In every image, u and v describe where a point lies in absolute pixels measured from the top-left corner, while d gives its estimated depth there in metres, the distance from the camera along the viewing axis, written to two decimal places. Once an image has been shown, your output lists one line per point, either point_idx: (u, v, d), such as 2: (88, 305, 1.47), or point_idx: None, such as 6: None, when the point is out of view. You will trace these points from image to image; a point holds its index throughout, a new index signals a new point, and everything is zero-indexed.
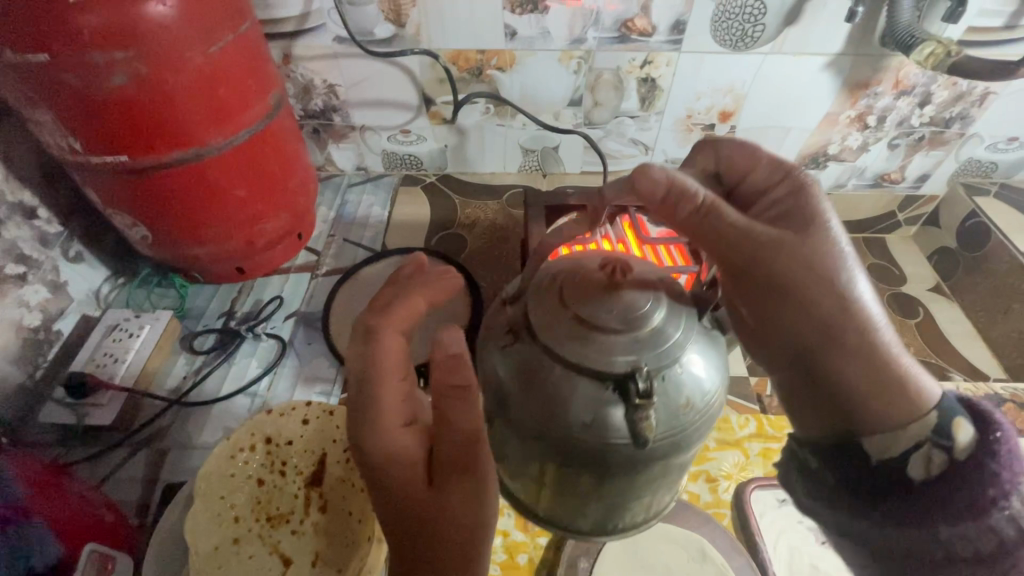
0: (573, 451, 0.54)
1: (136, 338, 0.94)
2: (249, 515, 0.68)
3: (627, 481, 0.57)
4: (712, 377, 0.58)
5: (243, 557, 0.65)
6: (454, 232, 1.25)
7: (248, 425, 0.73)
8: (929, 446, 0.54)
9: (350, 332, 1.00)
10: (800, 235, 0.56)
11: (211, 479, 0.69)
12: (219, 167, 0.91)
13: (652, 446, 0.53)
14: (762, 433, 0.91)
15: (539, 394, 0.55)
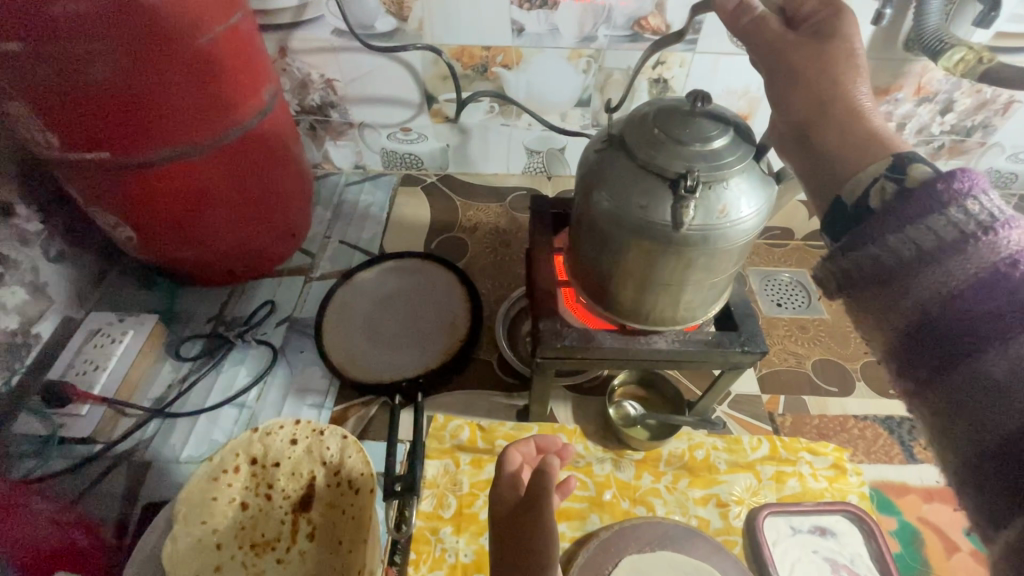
0: (624, 229, 0.59)
1: (118, 345, 0.90)
2: (232, 542, 0.64)
3: (666, 274, 0.62)
4: (759, 206, 0.59)
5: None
6: (454, 236, 1.19)
7: (234, 444, 0.67)
8: (882, 178, 0.40)
9: (344, 340, 0.96)
10: (829, 37, 0.52)
11: (192, 503, 0.64)
12: (209, 165, 0.86)
13: (687, 234, 0.57)
14: (776, 456, 0.86)
15: (605, 181, 0.60)
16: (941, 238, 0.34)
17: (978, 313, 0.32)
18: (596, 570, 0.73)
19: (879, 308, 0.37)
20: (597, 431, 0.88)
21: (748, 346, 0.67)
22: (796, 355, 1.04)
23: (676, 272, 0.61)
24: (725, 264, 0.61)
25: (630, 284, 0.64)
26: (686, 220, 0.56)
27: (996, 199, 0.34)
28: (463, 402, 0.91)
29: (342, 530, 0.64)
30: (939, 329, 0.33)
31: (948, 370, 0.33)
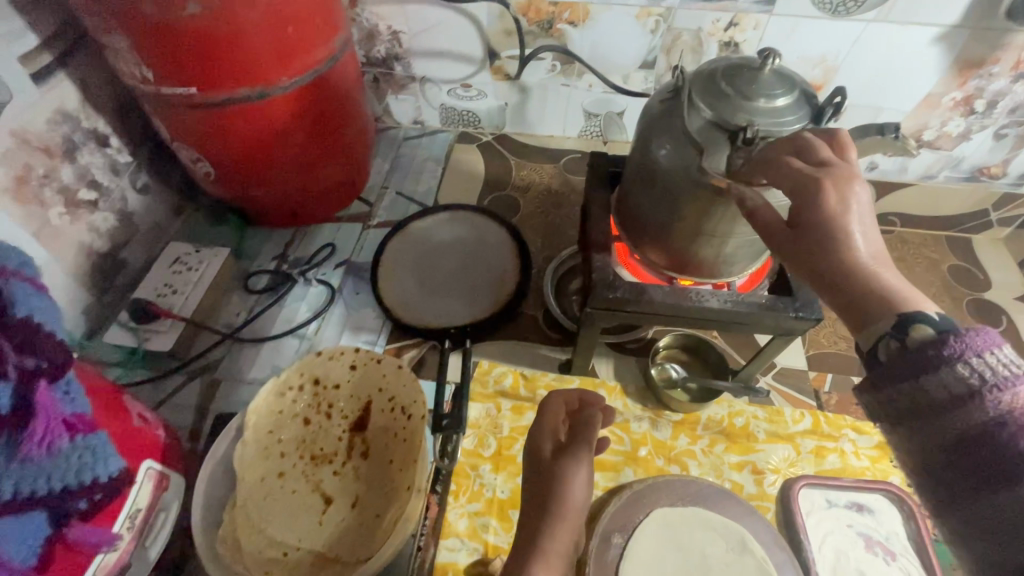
0: (677, 177, 0.59)
1: (196, 273, 0.98)
2: (294, 452, 0.70)
3: (713, 226, 0.62)
4: None
5: (286, 491, 0.68)
6: (508, 194, 1.21)
7: (298, 364, 0.73)
8: (893, 334, 0.38)
9: (397, 286, 1.00)
10: (805, 196, 0.45)
11: (260, 414, 0.70)
12: (281, 107, 0.90)
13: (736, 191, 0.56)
14: (818, 431, 0.86)
15: (667, 131, 0.61)
16: (951, 394, 0.35)
17: (997, 460, 0.32)
18: (628, 519, 0.76)
19: (899, 432, 0.38)
20: (636, 389, 0.90)
21: (803, 311, 0.66)
22: (847, 339, 1.01)
23: (725, 223, 0.62)
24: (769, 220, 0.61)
25: (677, 230, 0.65)
26: (739, 172, 0.55)
27: (1000, 355, 0.34)
28: (506, 351, 0.94)
29: (393, 450, 0.69)
30: (960, 463, 0.34)
31: (967, 499, 0.34)
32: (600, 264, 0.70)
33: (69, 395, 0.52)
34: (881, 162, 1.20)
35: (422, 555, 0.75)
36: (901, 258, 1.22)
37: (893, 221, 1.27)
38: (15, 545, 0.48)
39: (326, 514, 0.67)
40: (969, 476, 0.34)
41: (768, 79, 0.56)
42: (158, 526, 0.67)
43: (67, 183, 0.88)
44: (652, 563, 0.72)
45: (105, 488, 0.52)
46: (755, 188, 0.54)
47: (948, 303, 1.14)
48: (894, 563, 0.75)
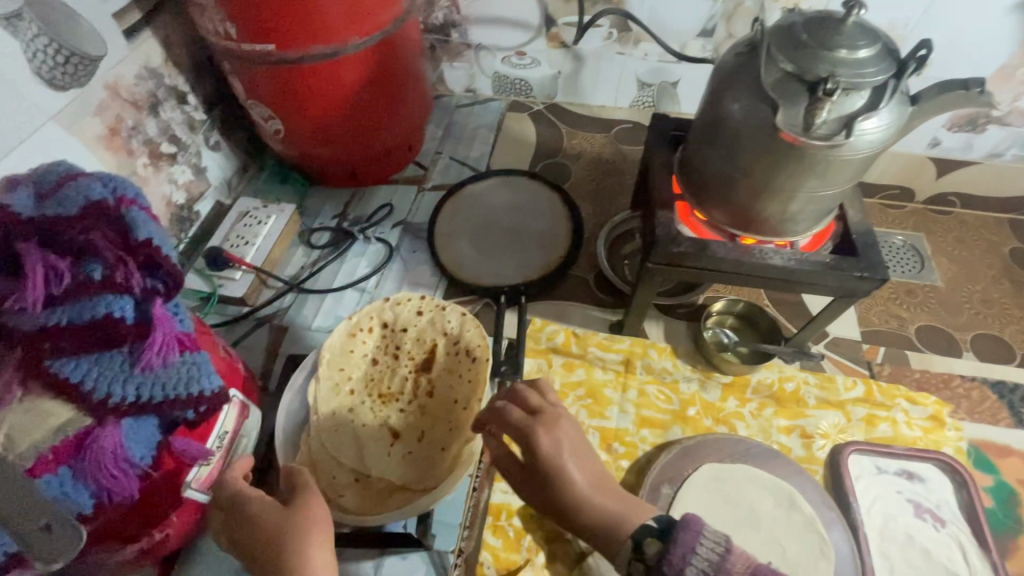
0: (750, 131, 0.60)
1: (263, 226, 1.02)
2: (363, 389, 0.74)
3: (783, 181, 0.62)
4: (891, 121, 0.57)
5: (357, 424, 0.72)
6: (559, 161, 1.23)
7: (369, 309, 0.79)
8: (633, 555, 0.52)
9: (453, 246, 1.03)
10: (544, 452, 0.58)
11: (334, 351, 0.76)
12: (351, 66, 0.93)
13: (815, 143, 0.56)
14: (870, 399, 0.86)
15: (743, 83, 0.61)
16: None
17: None
18: (677, 472, 0.78)
19: None
20: (686, 351, 0.91)
21: (868, 272, 0.67)
22: (898, 317, 1.01)
23: (795, 179, 0.61)
24: (839, 176, 0.61)
25: (744, 185, 0.66)
26: (817, 123, 0.55)
27: (702, 542, 0.48)
28: (558, 311, 0.97)
29: (457, 389, 0.73)
30: None
31: None
32: (664, 221, 0.72)
33: (175, 314, 0.56)
34: (945, 137, 1.15)
35: (477, 495, 0.77)
36: (960, 239, 1.19)
37: (952, 201, 1.24)
38: (135, 445, 0.52)
39: (394, 447, 0.70)
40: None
41: (847, 33, 0.56)
42: (241, 447, 0.73)
43: (152, 137, 0.94)
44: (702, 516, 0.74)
45: (211, 399, 0.57)
46: (828, 142, 0.56)
47: (1008, 285, 1.11)
48: (944, 529, 0.75)
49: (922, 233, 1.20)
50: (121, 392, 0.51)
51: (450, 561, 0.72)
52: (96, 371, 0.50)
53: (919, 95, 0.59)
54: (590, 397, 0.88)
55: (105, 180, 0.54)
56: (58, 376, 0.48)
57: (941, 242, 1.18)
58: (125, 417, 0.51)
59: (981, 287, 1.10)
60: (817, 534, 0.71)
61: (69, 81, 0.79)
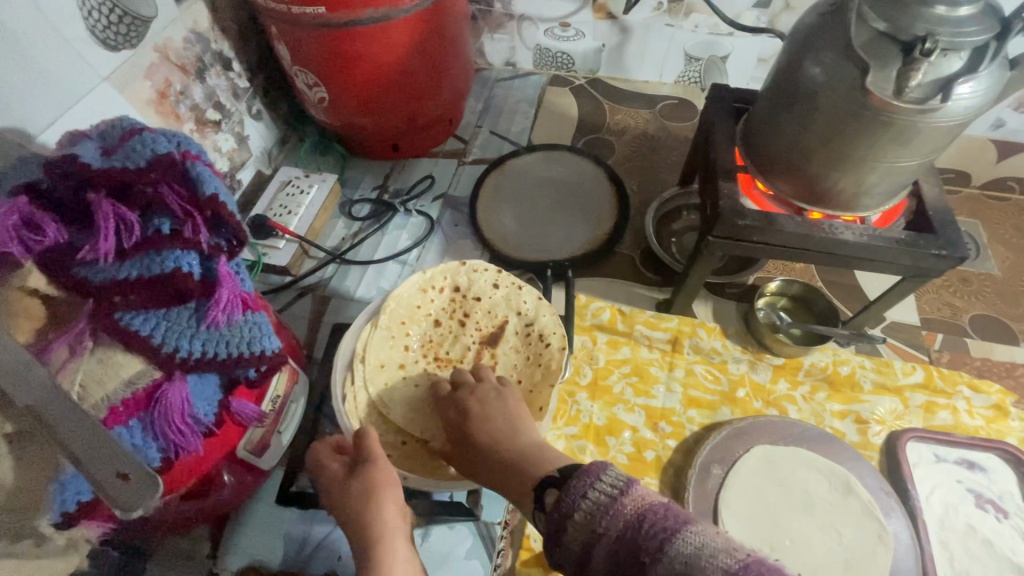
0: (834, 96, 0.57)
1: (306, 196, 1.01)
2: (419, 350, 0.74)
3: (864, 151, 0.60)
4: (989, 86, 0.54)
5: (407, 383, 0.72)
6: (602, 137, 1.20)
7: (445, 269, 0.77)
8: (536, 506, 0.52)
9: (495, 220, 1.01)
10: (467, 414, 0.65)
11: (400, 304, 0.74)
12: (399, 31, 0.91)
13: (904, 106, 0.54)
14: (930, 385, 0.83)
15: (827, 46, 0.58)
16: (584, 542, 0.43)
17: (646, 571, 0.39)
18: (728, 452, 0.76)
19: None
20: (737, 332, 0.89)
21: (946, 250, 0.63)
22: (953, 307, 0.97)
23: (877, 148, 0.59)
24: (925, 144, 0.58)
25: (818, 156, 0.63)
26: (911, 86, 0.52)
27: (609, 478, 0.45)
28: (604, 288, 0.95)
29: (522, 374, 0.73)
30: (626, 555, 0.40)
31: None
32: (727, 193, 0.69)
33: (238, 273, 0.56)
34: (1010, 119, 1.09)
35: None
36: (1019, 227, 1.14)
37: (1012, 187, 1.18)
38: (200, 402, 0.53)
39: None
40: (610, 567, 0.41)
41: None
42: (290, 415, 0.72)
43: (198, 103, 0.93)
44: (753, 498, 0.72)
45: (271, 359, 0.57)
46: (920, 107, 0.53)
47: None
48: (1006, 520, 0.73)
49: (979, 220, 1.15)
50: (188, 348, 0.51)
51: (497, 533, 0.71)
52: (164, 326, 0.50)
53: (1019, 59, 0.55)
54: (636, 374, 0.86)
55: (168, 134, 0.53)
56: (127, 329, 0.48)
57: (1000, 230, 1.13)
58: (191, 372, 0.52)
59: None
60: (876, 521, 0.69)
61: (122, 42, 0.78)
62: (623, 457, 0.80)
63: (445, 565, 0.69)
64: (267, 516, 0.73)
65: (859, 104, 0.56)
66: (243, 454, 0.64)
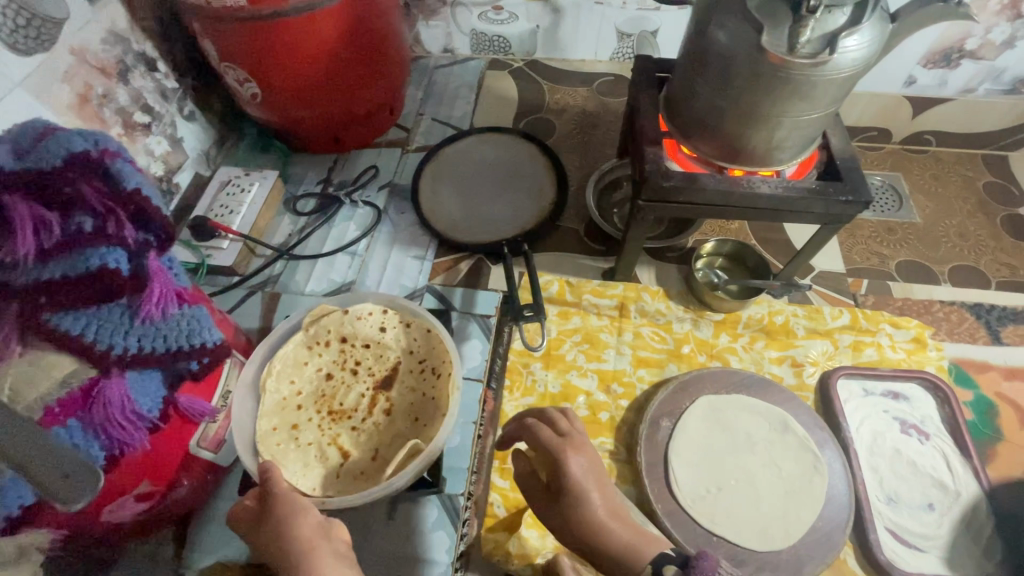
0: (738, 58, 0.61)
1: (247, 194, 1.00)
2: (312, 406, 0.71)
3: (769, 107, 0.64)
4: (872, 38, 0.59)
5: (301, 442, 0.69)
6: (542, 116, 1.23)
7: (327, 321, 0.75)
8: None
9: (440, 205, 1.03)
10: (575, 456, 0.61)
11: (285, 361, 0.73)
12: (326, 21, 0.91)
13: (798, 62, 0.57)
14: (856, 326, 0.89)
15: (727, 11, 0.61)
16: None
17: None
18: (675, 405, 0.80)
19: None
20: (678, 293, 0.93)
21: (853, 196, 0.68)
22: (880, 255, 1.04)
23: (780, 103, 0.63)
24: (822, 98, 0.62)
25: (730, 114, 0.67)
26: (801, 44, 0.56)
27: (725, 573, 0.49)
28: (551, 263, 0.98)
29: (421, 408, 0.70)
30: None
31: None
32: (653, 158, 0.72)
33: (172, 270, 0.57)
34: (920, 75, 1.16)
35: (483, 441, 0.80)
36: (937, 176, 1.22)
37: (928, 139, 1.26)
38: (143, 397, 0.54)
39: (345, 466, 0.67)
40: None
41: None
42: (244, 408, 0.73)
43: (124, 105, 0.90)
44: (701, 448, 0.76)
45: (213, 351, 0.59)
46: (812, 61, 0.57)
47: (983, 218, 1.14)
48: (928, 442, 0.79)
49: (900, 172, 1.23)
50: (124, 344, 0.52)
51: (461, 503, 0.74)
52: (97, 323, 0.50)
53: (899, 13, 0.60)
54: (587, 342, 0.89)
55: (85, 133, 0.52)
56: (58, 330, 0.48)
57: (919, 180, 1.21)
58: (130, 368, 0.52)
59: (958, 221, 1.14)
60: (812, 454, 0.75)
61: (33, 46, 0.76)
62: (579, 421, 0.83)
63: (411, 539, 0.71)
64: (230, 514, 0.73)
65: (759, 63, 0.60)
66: (197, 449, 0.64)
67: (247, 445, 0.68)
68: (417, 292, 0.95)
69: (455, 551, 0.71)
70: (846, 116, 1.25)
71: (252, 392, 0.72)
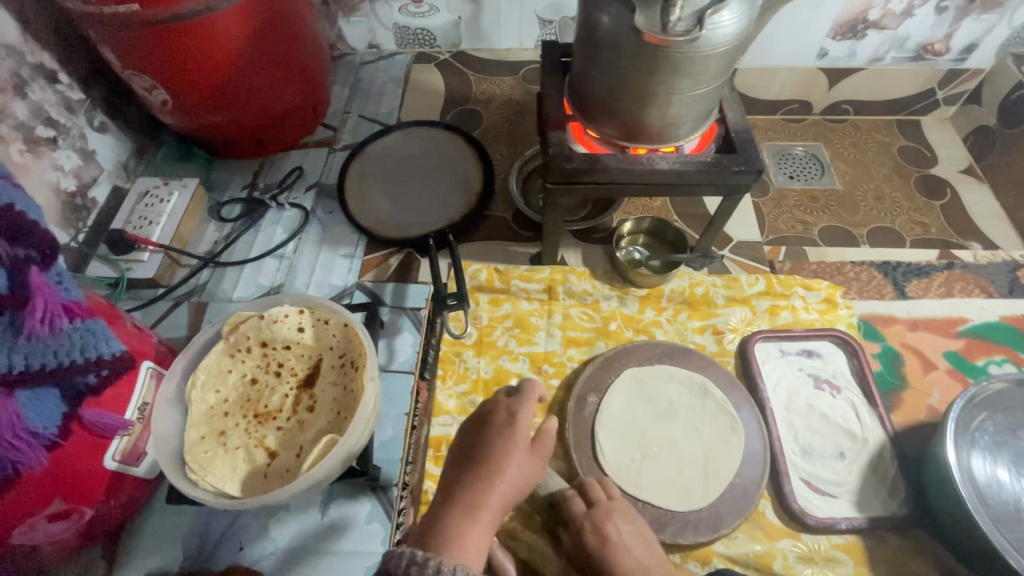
0: (620, 41, 0.63)
1: (167, 204, 0.98)
2: (238, 411, 0.71)
3: (656, 85, 0.66)
4: (741, 13, 0.61)
5: (229, 448, 0.68)
6: (470, 108, 1.24)
7: (244, 328, 0.74)
8: None
9: (368, 202, 1.03)
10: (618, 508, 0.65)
11: (209, 372, 0.72)
12: (229, 22, 0.89)
13: (674, 40, 0.59)
14: (771, 291, 0.93)
15: None
16: None
17: None
18: (601, 380, 0.83)
19: None
20: (604, 272, 0.96)
21: (745, 167, 0.71)
22: (804, 223, 1.09)
23: (665, 81, 0.65)
24: (705, 74, 0.65)
25: (624, 94, 0.69)
26: (672, 22, 0.58)
27: None
28: (481, 251, 0.99)
29: (343, 402, 0.71)
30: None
31: None
32: (556, 142, 0.74)
33: (60, 284, 0.55)
34: (830, 47, 1.19)
35: (417, 433, 0.81)
36: (855, 143, 1.27)
37: (846, 109, 1.31)
38: (37, 416, 0.53)
39: (272, 466, 0.68)
40: None
41: None
42: None
43: (23, 121, 0.86)
44: (626, 419, 0.79)
45: (112, 363, 0.57)
46: (686, 38, 0.59)
47: (897, 181, 1.20)
48: (839, 395, 0.83)
49: (821, 142, 1.28)
50: (9, 363, 0.51)
51: (395, 494, 0.75)
52: None
53: None
54: (518, 326, 0.91)
55: None
56: None
57: (838, 148, 1.27)
58: (17, 388, 0.52)
59: (874, 185, 1.19)
60: (729, 416, 0.78)
61: None
62: None
63: (347, 534, 0.72)
64: (161, 525, 0.73)
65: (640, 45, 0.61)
66: (113, 465, 0.63)
67: (170, 458, 0.67)
68: (347, 291, 0.95)
69: (390, 541, 0.72)
70: (766, 91, 1.28)
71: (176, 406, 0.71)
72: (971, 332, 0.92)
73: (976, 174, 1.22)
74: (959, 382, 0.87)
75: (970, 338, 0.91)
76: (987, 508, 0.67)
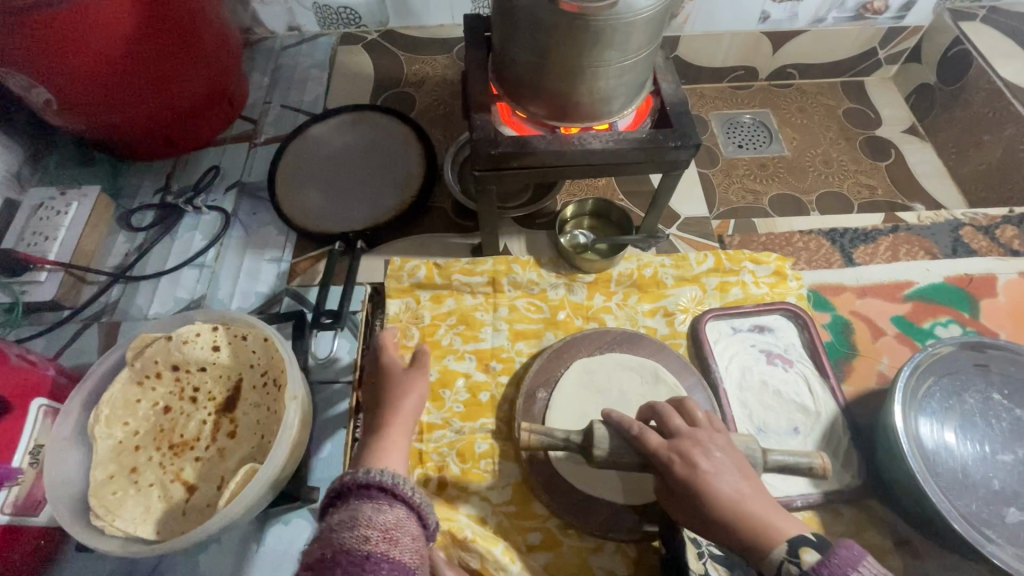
0: (540, 10, 0.57)
1: (64, 216, 0.88)
2: (151, 444, 0.65)
3: (583, 58, 0.61)
4: None
5: (141, 486, 0.62)
6: (402, 91, 1.16)
7: (150, 352, 0.67)
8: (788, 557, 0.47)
9: (294, 200, 0.95)
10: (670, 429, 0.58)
11: (113, 404, 0.65)
12: (110, 6, 0.79)
13: (594, 6, 0.54)
14: (721, 268, 0.90)
15: None
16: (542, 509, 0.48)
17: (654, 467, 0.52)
18: (550, 374, 0.79)
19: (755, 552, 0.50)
20: (549, 259, 0.92)
21: (681, 141, 0.67)
22: (753, 192, 1.07)
23: (592, 52, 0.60)
24: (632, 43, 0.60)
25: (552, 70, 0.63)
26: None
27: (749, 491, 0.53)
28: (420, 245, 0.94)
29: (267, 425, 0.65)
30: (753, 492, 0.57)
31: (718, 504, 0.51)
32: (481, 124, 0.69)
33: None
34: (772, 10, 1.16)
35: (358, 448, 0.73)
36: (802, 107, 1.25)
37: (791, 73, 1.28)
38: None
39: (191, 501, 0.62)
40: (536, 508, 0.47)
41: None
42: None
43: None
44: (577, 412, 0.76)
45: None
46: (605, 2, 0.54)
47: (844, 145, 1.19)
48: (792, 369, 0.82)
49: (768, 108, 1.25)
50: None
51: None
52: None
53: None
54: (462, 323, 0.86)
55: None
56: None
57: (785, 113, 1.24)
58: None
59: (821, 150, 1.17)
60: None
61: None
62: (458, 406, 0.80)
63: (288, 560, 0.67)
64: None
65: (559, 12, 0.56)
66: (3, 518, 0.58)
67: (75, 504, 0.60)
68: (275, 297, 0.88)
69: None
70: (711, 57, 1.24)
71: (77, 445, 0.64)
72: (918, 295, 0.92)
73: (918, 133, 1.21)
74: (906, 346, 0.87)
75: (917, 301, 0.91)
76: (936, 476, 0.67)
